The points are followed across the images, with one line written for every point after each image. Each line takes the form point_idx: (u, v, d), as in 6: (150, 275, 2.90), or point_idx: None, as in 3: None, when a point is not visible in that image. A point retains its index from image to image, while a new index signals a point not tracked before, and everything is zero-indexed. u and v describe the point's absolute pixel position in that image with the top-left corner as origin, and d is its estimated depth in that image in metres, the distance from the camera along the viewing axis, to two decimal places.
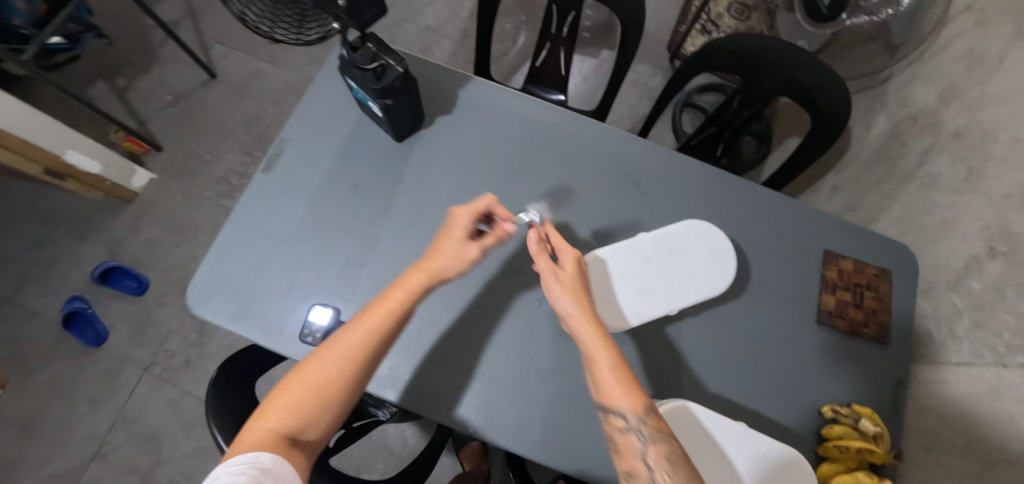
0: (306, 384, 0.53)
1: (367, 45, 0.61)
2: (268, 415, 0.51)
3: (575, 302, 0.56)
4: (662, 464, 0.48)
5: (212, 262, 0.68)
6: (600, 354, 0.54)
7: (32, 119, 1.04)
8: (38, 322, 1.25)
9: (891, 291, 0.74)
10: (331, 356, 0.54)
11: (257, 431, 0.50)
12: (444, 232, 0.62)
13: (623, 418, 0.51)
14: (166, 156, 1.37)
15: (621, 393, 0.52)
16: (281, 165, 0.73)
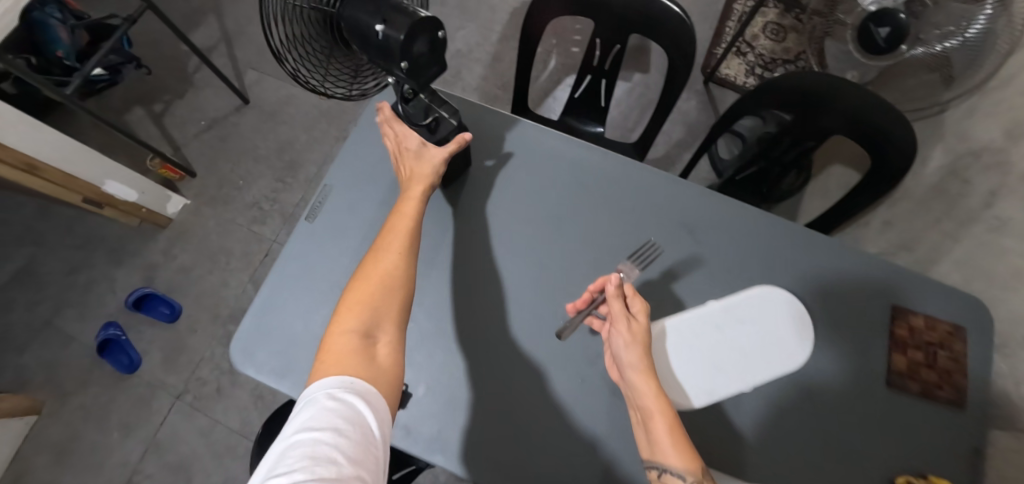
0: (360, 290, 0.53)
1: (419, 96, 0.61)
2: (337, 324, 0.51)
3: (632, 350, 0.55)
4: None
5: (257, 315, 0.67)
6: (656, 415, 0.50)
7: (74, 151, 1.05)
8: (74, 347, 1.26)
9: (965, 350, 0.69)
10: (377, 265, 0.55)
11: (333, 341, 0.50)
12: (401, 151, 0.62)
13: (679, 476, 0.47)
14: (201, 181, 1.38)
15: (671, 449, 0.48)
16: (325, 213, 0.71)
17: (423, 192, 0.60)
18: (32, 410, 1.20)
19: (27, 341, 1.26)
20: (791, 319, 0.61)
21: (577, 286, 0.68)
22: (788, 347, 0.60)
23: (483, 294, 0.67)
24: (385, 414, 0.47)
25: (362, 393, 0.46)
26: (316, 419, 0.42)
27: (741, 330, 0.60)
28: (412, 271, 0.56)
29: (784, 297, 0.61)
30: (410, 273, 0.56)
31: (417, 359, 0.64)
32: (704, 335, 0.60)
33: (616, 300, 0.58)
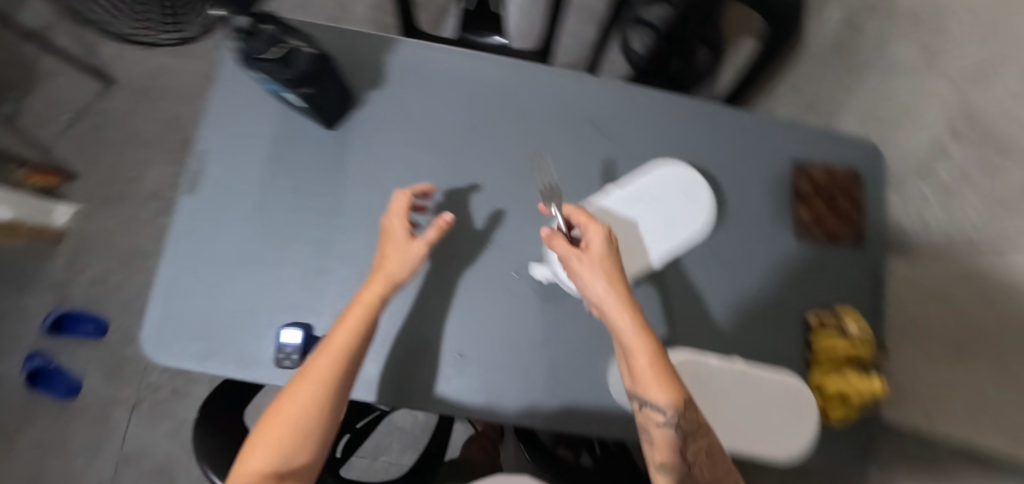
0: (277, 418, 0.51)
1: (264, 28, 0.51)
2: (245, 458, 0.50)
3: (608, 285, 0.52)
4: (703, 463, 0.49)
5: (160, 303, 0.63)
6: (637, 353, 0.50)
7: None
8: (3, 386, 1.18)
9: (862, 191, 0.73)
10: (299, 389, 0.52)
11: (237, 479, 0.49)
12: (386, 236, 0.59)
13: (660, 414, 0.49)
14: (86, 182, 1.24)
15: (656, 389, 0.49)
16: (207, 181, 0.66)
17: (379, 294, 0.55)
18: None
19: None
20: (696, 190, 0.63)
21: (490, 204, 0.67)
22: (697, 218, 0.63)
23: None
24: None
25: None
26: None
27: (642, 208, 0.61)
28: (338, 402, 0.54)
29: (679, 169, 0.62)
30: (337, 404, 0.53)
31: (343, 311, 0.63)
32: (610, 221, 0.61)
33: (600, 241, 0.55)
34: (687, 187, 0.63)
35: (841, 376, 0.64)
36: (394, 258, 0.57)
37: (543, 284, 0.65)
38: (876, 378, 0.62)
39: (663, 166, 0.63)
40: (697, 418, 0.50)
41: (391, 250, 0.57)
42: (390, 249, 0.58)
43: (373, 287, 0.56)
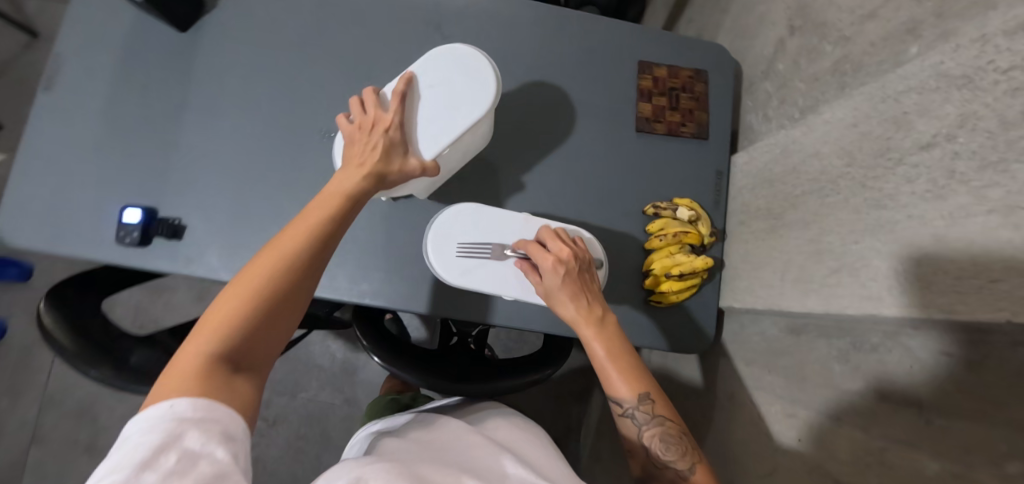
0: (242, 292, 0.47)
1: None
2: (196, 336, 0.45)
3: (571, 303, 0.55)
4: (657, 443, 0.53)
5: (10, 189, 0.66)
6: (596, 345, 0.54)
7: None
8: None
9: (706, 90, 0.76)
10: (264, 259, 0.49)
11: (184, 357, 0.44)
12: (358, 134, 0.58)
13: (622, 407, 0.54)
14: (9, 134, 1.29)
15: (621, 386, 0.54)
16: (60, 80, 0.70)
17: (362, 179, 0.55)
18: None
19: None
20: (469, 69, 0.62)
21: (332, 101, 0.71)
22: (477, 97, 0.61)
23: (242, 127, 0.69)
24: (245, 451, 0.42)
25: (205, 422, 0.40)
26: (152, 449, 0.38)
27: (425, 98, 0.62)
28: (307, 287, 0.51)
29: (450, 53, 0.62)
30: (306, 289, 0.51)
31: (189, 198, 0.67)
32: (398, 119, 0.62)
33: (543, 254, 0.56)
34: (464, 70, 0.62)
35: (670, 256, 0.68)
36: (382, 150, 0.56)
37: None
38: (701, 257, 0.67)
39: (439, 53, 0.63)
40: (659, 414, 0.53)
41: (382, 142, 0.57)
42: (372, 140, 0.58)
43: (355, 176, 0.56)
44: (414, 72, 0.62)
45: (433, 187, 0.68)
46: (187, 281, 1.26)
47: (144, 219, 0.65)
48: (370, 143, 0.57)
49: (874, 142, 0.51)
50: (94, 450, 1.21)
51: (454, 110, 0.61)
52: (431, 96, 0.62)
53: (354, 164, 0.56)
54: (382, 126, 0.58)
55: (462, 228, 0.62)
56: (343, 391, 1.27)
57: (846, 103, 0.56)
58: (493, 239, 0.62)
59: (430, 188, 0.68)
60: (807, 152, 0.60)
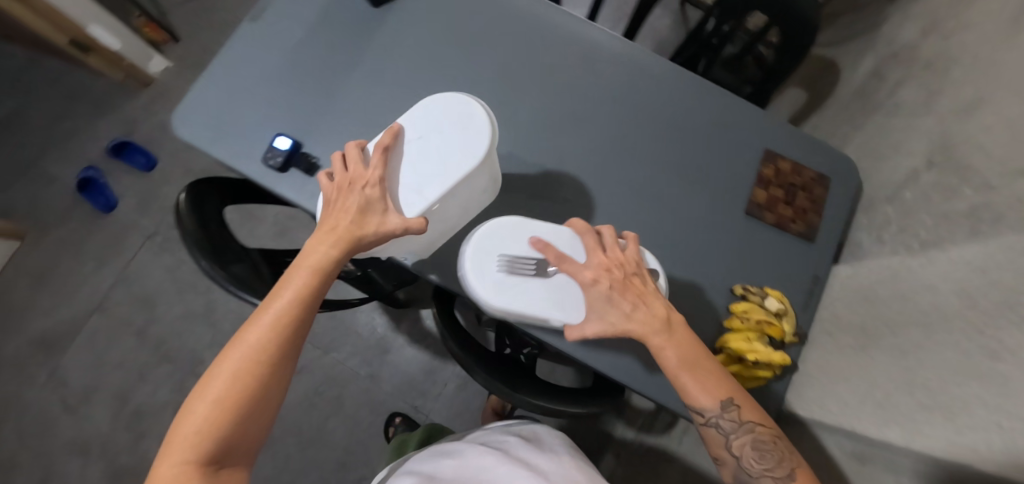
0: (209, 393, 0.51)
1: None
2: (173, 445, 0.49)
3: (630, 319, 0.56)
4: (750, 452, 0.54)
5: (195, 89, 0.76)
6: (665, 353, 0.55)
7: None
8: (57, 186, 1.38)
9: (825, 195, 0.77)
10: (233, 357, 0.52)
11: (164, 466, 0.49)
12: (336, 198, 0.58)
13: (704, 416, 0.55)
14: (183, 47, 1.49)
15: (699, 395, 0.54)
16: (268, 15, 0.80)
17: (334, 258, 0.56)
18: (13, 237, 1.33)
19: (15, 178, 1.39)
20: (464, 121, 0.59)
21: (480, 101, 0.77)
22: (469, 148, 0.58)
23: (395, 101, 0.76)
24: None
25: None
26: None
27: (416, 150, 0.59)
28: (284, 374, 0.54)
29: (440, 99, 0.60)
30: (282, 376, 0.54)
31: (331, 145, 0.74)
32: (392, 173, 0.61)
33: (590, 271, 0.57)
34: (455, 117, 0.59)
35: (746, 339, 0.66)
36: (356, 212, 0.55)
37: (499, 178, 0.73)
38: (779, 352, 0.66)
39: (429, 100, 0.60)
40: (740, 418, 0.54)
41: (357, 203, 0.56)
42: (350, 202, 0.57)
43: (325, 246, 0.56)
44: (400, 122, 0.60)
45: (435, 241, 0.66)
46: (274, 216, 1.36)
47: (291, 148, 0.72)
48: (345, 207, 0.57)
49: (1003, 292, 0.50)
50: (143, 336, 1.30)
51: (445, 165, 0.58)
52: (417, 147, 0.59)
53: (329, 229, 0.56)
54: (361, 184, 0.57)
55: (508, 243, 0.60)
56: (370, 365, 1.31)
57: (980, 247, 0.55)
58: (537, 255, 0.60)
59: (430, 246, 0.67)
60: (923, 285, 0.59)
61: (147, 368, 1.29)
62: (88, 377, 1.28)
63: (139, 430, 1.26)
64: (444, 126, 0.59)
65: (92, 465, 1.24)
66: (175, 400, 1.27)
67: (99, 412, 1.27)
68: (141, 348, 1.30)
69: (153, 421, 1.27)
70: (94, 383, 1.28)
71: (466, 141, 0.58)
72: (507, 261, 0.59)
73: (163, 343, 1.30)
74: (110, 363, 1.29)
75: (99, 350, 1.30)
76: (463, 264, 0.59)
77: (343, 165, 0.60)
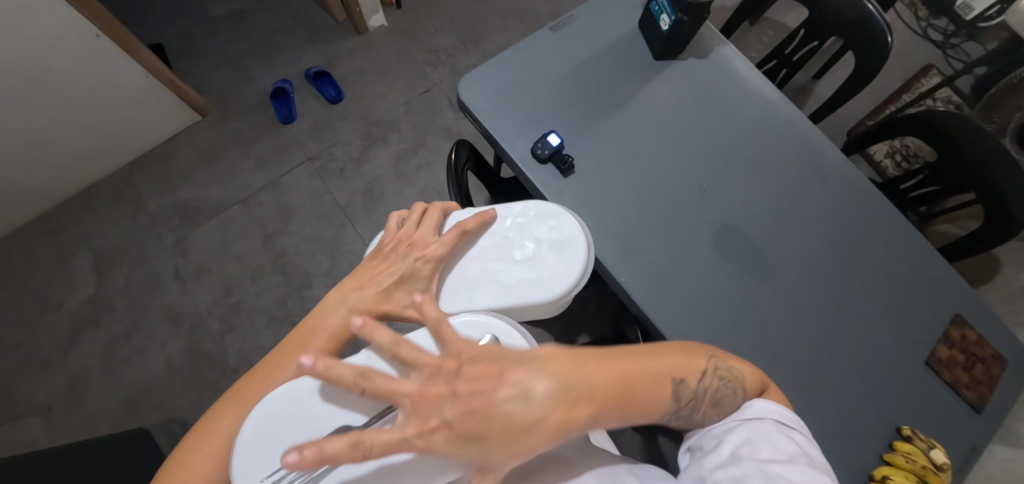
0: (197, 443, 0.54)
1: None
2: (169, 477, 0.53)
3: (542, 437, 0.42)
4: (712, 413, 0.51)
5: (487, 63, 0.82)
6: (598, 421, 0.44)
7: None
8: (251, 86, 1.51)
9: (999, 376, 0.81)
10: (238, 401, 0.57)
11: None
12: (386, 256, 0.68)
13: (667, 418, 0.50)
14: (401, 14, 1.64)
15: (657, 412, 0.48)
16: (565, 29, 0.87)
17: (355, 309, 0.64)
18: (199, 111, 1.46)
19: (219, 65, 1.53)
20: (562, 247, 0.63)
21: (721, 174, 0.82)
22: (539, 279, 0.61)
23: (648, 144, 0.82)
24: None
25: None
26: None
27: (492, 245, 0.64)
28: None
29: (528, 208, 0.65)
30: None
31: (585, 161, 0.80)
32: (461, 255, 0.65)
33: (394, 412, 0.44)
34: (556, 236, 0.64)
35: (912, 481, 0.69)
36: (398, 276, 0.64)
37: (720, 249, 0.79)
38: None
39: (523, 205, 0.66)
40: (692, 393, 0.49)
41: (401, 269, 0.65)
42: (400, 264, 0.66)
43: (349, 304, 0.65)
44: (496, 213, 0.65)
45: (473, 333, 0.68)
46: (424, 186, 1.44)
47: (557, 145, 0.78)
48: (393, 269, 0.66)
49: None
50: (268, 242, 1.37)
51: (508, 280, 0.62)
52: (491, 241, 0.65)
53: (365, 281, 0.67)
54: (416, 253, 0.66)
55: (275, 431, 0.49)
56: None
57: None
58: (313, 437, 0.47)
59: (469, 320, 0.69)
60: None
61: (260, 271, 1.35)
62: (206, 258, 1.36)
63: (228, 324, 1.31)
64: (521, 237, 0.64)
65: (177, 337, 1.30)
66: (272, 310, 1.32)
67: (202, 292, 1.33)
68: (262, 252, 1.36)
69: (244, 321, 1.31)
70: (209, 265, 1.35)
71: (544, 268, 0.62)
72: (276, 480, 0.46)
73: (283, 255, 1.36)
74: (230, 254, 1.36)
75: (226, 238, 1.37)
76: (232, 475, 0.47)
77: (408, 228, 0.70)
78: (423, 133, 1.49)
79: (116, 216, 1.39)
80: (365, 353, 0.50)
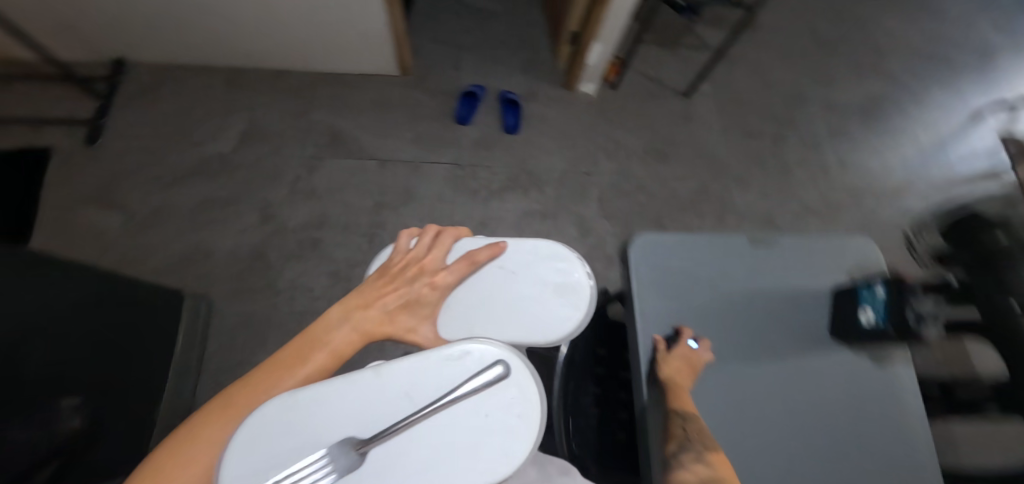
0: (173, 458, 0.49)
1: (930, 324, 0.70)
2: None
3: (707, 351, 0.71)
4: (699, 434, 0.63)
5: (673, 235, 0.77)
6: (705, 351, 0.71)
7: (624, 12, 1.37)
8: (453, 76, 1.60)
9: None
10: (216, 415, 0.52)
11: None
12: (385, 266, 0.66)
13: (678, 413, 0.64)
14: (610, 95, 1.67)
15: (683, 397, 0.66)
16: (763, 250, 0.80)
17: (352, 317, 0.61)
18: (401, 70, 1.56)
19: (441, 46, 1.65)
20: (567, 294, 0.64)
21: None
22: (548, 328, 0.62)
23: (768, 413, 0.72)
24: None
25: None
26: None
27: (498, 286, 0.64)
28: None
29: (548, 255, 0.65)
30: None
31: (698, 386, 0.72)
32: (469, 285, 0.64)
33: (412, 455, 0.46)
34: (561, 282, 0.65)
35: None
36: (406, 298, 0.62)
37: None
38: None
39: (537, 249, 0.67)
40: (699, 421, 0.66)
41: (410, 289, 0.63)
42: (403, 284, 0.64)
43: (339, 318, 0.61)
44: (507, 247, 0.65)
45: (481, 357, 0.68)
46: None
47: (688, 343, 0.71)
48: (398, 292, 0.63)
49: None
50: (374, 207, 1.41)
51: (507, 316, 0.63)
52: (498, 278, 0.65)
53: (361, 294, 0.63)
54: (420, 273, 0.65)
55: (276, 439, 0.47)
56: None
57: None
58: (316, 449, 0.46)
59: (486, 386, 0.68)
60: None
61: (352, 225, 1.39)
62: (321, 185, 1.43)
63: (298, 251, 1.36)
64: (528, 282, 0.65)
65: (256, 232, 1.38)
66: (337, 264, 1.34)
67: (299, 211, 1.40)
68: (365, 211, 1.40)
69: (311, 257, 1.35)
70: (319, 193, 1.42)
71: (552, 320, 0.62)
72: None
73: (378, 226, 1.39)
74: (341, 195, 1.42)
75: (347, 181, 1.44)
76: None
77: (412, 243, 0.69)
78: (558, 206, 1.48)
79: (286, 106, 1.53)
80: (374, 366, 0.50)
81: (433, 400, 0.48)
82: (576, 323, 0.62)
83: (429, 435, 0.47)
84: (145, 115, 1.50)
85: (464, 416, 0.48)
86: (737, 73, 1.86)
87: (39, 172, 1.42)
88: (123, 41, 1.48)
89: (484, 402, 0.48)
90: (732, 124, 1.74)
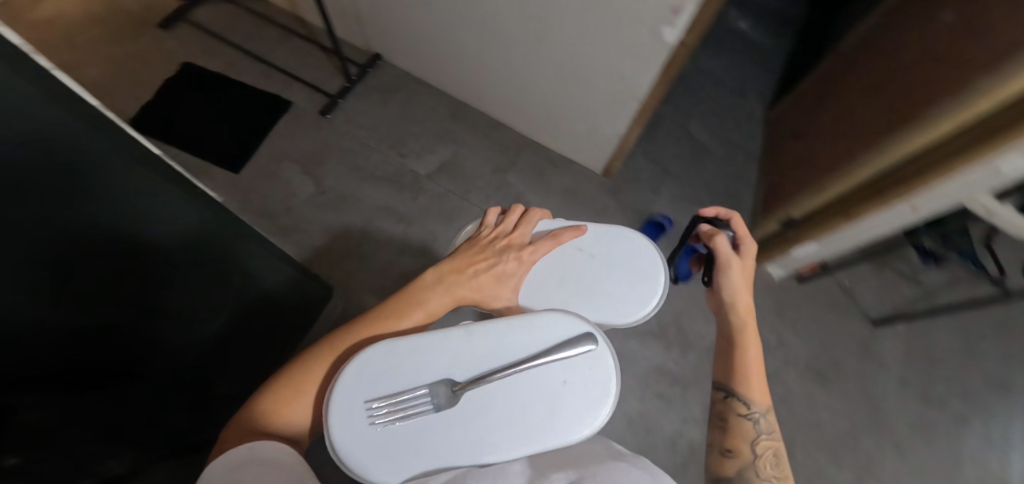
0: (298, 374, 0.74)
1: None
2: (270, 386, 0.73)
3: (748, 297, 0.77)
4: (767, 453, 0.72)
5: None
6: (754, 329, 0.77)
7: (848, 245, 1.29)
8: (650, 198, 1.59)
9: None
10: (332, 346, 0.77)
11: (260, 398, 0.72)
12: (475, 240, 0.91)
13: (747, 408, 0.74)
14: (793, 288, 1.56)
15: (753, 384, 0.74)
16: None
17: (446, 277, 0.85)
18: (606, 170, 1.57)
19: (652, 166, 1.65)
20: (631, 276, 0.91)
21: None
22: (619, 306, 0.88)
23: None
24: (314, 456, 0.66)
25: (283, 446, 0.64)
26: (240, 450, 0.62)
27: (579, 264, 0.91)
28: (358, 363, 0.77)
29: (614, 235, 0.93)
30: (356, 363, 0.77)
31: None
32: (557, 259, 0.91)
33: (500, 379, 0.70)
34: (634, 273, 0.91)
35: None
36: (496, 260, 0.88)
37: None
38: None
39: (605, 230, 0.94)
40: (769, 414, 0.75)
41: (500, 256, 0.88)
42: (491, 253, 0.89)
43: (432, 277, 0.85)
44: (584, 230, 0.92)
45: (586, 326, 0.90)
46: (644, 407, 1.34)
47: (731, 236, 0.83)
48: (488, 260, 0.88)
49: None
50: None
51: (590, 293, 0.89)
52: (579, 259, 0.92)
53: (454, 262, 0.87)
54: (508, 247, 0.90)
55: (393, 364, 0.70)
56: None
57: None
58: (426, 371, 0.70)
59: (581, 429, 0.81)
60: None
61: None
62: None
63: None
64: (602, 264, 0.91)
65: (414, 258, 1.43)
66: None
67: None
68: None
69: None
70: None
71: (619, 298, 0.89)
72: (395, 396, 0.68)
73: None
74: None
75: None
76: (345, 386, 0.69)
77: (496, 219, 0.93)
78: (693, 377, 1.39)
79: (487, 158, 1.59)
80: (466, 327, 0.74)
81: (514, 359, 0.72)
82: (647, 308, 0.88)
83: (508, 384, 0.70)
84: (376, 109, 1.64)
85: (539, 376, 0.71)
86: (958, 326, 1.58)
87: (274, 119, 1.60)
88: (391, 43, 1.64)
89: (559, 365, 0.72)
90: (923, 381, 1.49)
